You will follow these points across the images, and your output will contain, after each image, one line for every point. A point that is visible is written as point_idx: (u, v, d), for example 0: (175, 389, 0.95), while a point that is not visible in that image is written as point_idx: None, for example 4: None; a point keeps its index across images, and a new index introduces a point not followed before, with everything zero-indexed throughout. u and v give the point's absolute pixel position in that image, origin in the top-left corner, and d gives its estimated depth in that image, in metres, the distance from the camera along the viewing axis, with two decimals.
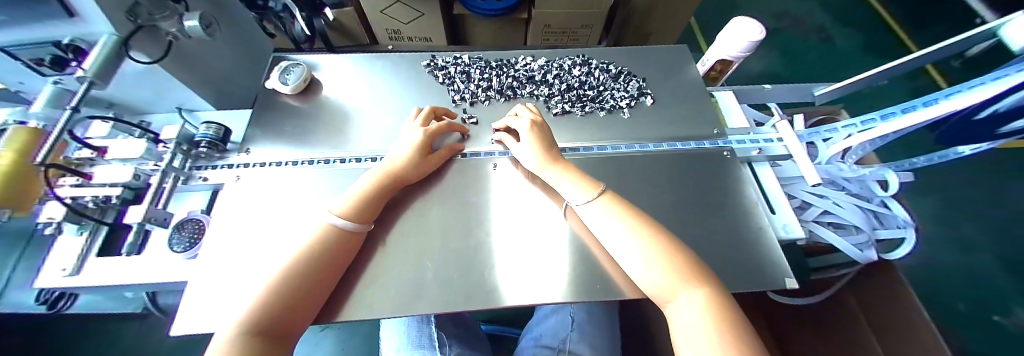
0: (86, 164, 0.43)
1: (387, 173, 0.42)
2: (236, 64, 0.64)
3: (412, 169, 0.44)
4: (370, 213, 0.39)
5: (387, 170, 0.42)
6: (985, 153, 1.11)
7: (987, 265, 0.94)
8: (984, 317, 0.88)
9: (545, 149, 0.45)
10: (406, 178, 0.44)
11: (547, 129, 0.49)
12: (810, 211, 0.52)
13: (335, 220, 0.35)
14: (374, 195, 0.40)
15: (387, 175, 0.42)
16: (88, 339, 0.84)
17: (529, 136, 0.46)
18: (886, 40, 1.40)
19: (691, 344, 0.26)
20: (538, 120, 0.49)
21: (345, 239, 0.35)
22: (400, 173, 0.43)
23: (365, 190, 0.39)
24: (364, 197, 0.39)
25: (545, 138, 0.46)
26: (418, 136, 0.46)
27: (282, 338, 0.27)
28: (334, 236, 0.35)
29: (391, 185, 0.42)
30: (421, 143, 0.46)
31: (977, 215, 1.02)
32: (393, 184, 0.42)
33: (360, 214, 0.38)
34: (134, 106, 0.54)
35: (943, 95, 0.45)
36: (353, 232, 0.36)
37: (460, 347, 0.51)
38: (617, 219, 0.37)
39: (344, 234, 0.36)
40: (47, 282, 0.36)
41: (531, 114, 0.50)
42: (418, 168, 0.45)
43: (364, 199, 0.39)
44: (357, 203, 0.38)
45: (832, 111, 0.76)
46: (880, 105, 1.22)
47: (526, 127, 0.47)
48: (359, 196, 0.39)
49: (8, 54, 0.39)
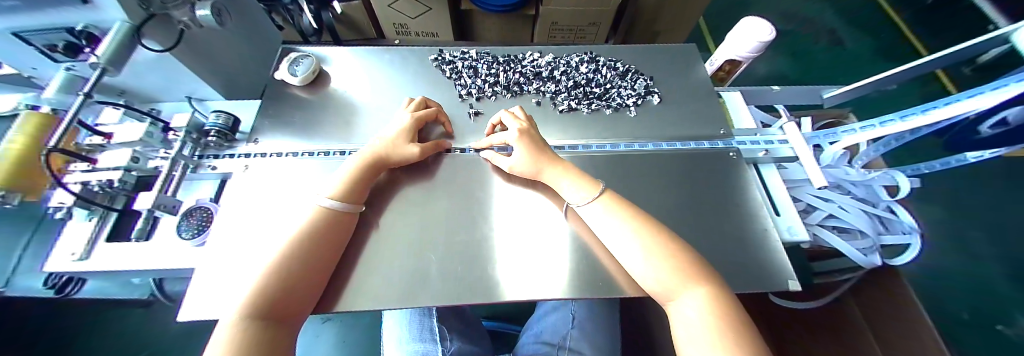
0: (97, 150, 0.43)
1: (374, 154, 0.43)
2: (246, 55, 0.65)
3: (399, 150, 0.45)
4: (359, 193, 0.40)
5: (375, 151, 0.43)
6: (994, 161, 1.10)
7: (990, 275, 0.94)
8: (987, 326, 0.87)
9: (535, 154, 0.45)
10: (391, 160, 0.44)
11: (536, 134, 0.48)
12: (816, 214, 0.52)
13: (326, 202, 0.36)
14: (360, 175, 0.40)
15: (373, 155, 0.43)
16: (94, 325, 0.85)
17: (519, 144, 0.45)
18: (896, 45, 1.39)
19: (694, 342, 0.26)
20: (526, 128, 0.48)
21: (339, 220, 0.36)
22: (386, 155, 0.44)
23: (352, 171, 0.40)
24: (354, 177, 0.40)
25: (535, 143, 0.46)
26: (407, 120, 0.48)
27: (286, 320, 0.28)
28: (328, 218, 0.35)
29: (374, 166, 0.42)
30: (409, 127, 0.48)
31: (981, 224, 1.01)
32: (377, 166, 0.43)
33: (348, 193, 0.38)
34: (144, 95, 0.54)
35: (920, 110, 0.44)
36: (345, 212, 0.37)
37: (460, 342, 0.51)
38: (619, 217, 0.37)
39: (337, 215, 0.36)
40: (57, 265, 0.36)
41: (518, 121, 0.48)
42: (405, 155, 0.45)
43: (351, 181, 0.39)
44: (347, 182, 0.39)
45: (841, 116, 0.76)
46: (888, 109, 1.21)
47: (514, 136, 0.46)
48: (348, 177, 0.39)
49: (21, 39, 0.39)
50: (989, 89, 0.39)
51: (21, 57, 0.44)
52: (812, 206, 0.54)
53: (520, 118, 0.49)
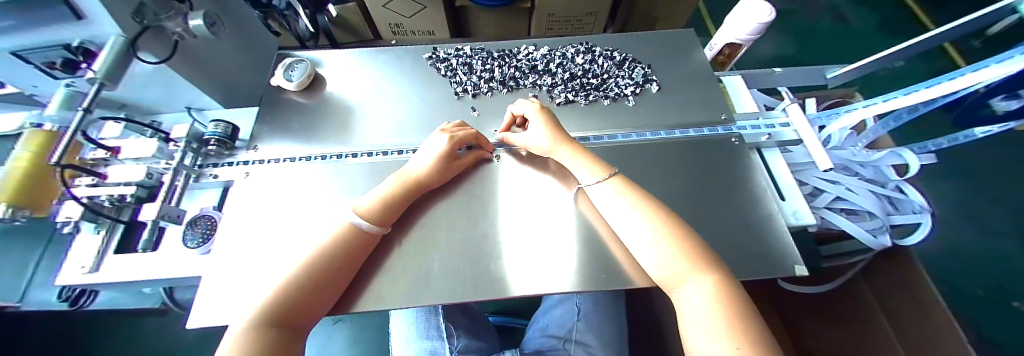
0: (100, 164, 0.44)
1: (412, 179, 0.42)
2: (242, 63, 0.65)
3: (437, 175, 0.44)
4: (390, 214, 0.39)
5: (415, 176, 0.42)
6: (1009, 135, 1.07)
7: (1003, 250, 0.92)
8: (1002, 303, 0.86)
9: (557, 132, 0.45)
10: (428, 184, 0.44)
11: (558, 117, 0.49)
12: (822, 197, 0.51)
13: (355, 220, 0.36)
14: (396, 199, 0.40)
15: (411, 181, 0.42)
16: (107, 335, 0.86)
17: (538, 115, 0.47)
18: (903, 20, 1.36)
19: (699, 328, 0.26)
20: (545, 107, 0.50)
21: (363, 239, 0.36)
22: (424, 179, 0.43)
23: (388, 192, 0.39)
24: (389, 200, 0.39)
25: (557, 123, 0.47)
26: (444, 145, 0.44)
27: (298, 325, 0.28)
28: (354, 236, 0.35)
29: (412, 190, 0.42)
30: (450, 148, 0.44)
31: (992, 202, 0.98)
32: (413, 191, 0.42)
33: (380, 216, 0.38)
34: (144, 107, 0.55)
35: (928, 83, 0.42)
36: (372, 234, 0.37)
37: (469, 338, 0.52)
38: (631, 199, 0.36)
39: (363, 235, 0.36)
40: (69, 278, 0.37)
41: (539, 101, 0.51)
42: (443, 175, 0.45)
43: (386, 205, 0.38)
44: (380, 204, 0.38)
45: (846, 96, 0.74)
46: (896, 87, 1.18)
47: (534, 111, 0.48)
48: (382, 199, 0.38)
49: (20, 58, 0.39)
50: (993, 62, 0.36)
51: (22, 76, 0.45)
52: (818, 189, 0.53)
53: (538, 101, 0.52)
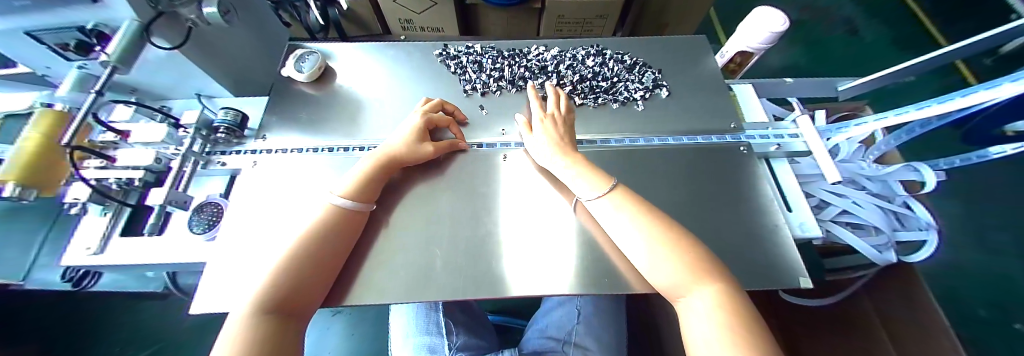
0: (110, 147, 0.44)
1: (386, 155, 0.42)
2: (254, 52, 0.65)
3: (411, 151, 0.44)
4: (370, 193, 0.39)
5: (387, 152, 0.43)
6: (1017, 156, 1.07)
7: (1008, 271, 0.91)
8: (1006, 324, 0.85)
9: (559, 143, 0.45)
10: (403, 160, 0.44)
11: (565, 125, 0.48)
12: (829, 210, 0.51)
13: (337, 201, 0.36)
14: (374, 177, 0.40)
15: (385, 156, 0.42)
16: (107, 320, 0.87)
17: (538, 124, 0.47)
18: (915, 36, 1.35)
19: (705, 339, 0.25)
20: (557, 116, 0.48)
21: (350, 220, 0.36)
22: (399, 155, 0.43)
23: (364, 172, 0.40)
24: (365, 178, 0.39)
25: (563, 134, 0.46)
26: (417, 119, 0.47)
27: (296, 313, 0.28)
28: (339, 217, 0.35)
29: (387, 167, 0.42)
30: (421, 128, 0.46)
31: (999, 222, 0.98)
32: (389, 166, 0.42)
33: (359, 193, 0.38)
34: (154, 92, 0.55)
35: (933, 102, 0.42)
36: (354, 211, 0.37)
37: (467, 335, 0.52)
38: (631, 211, 0.36)
39: (347, 213, 0.36)
40: (73, 259, 0.37)
41: (552, 108, 0.49)
42: (418, 154, 0.45)
43: (364, 182, 0.39)
44: (359, 183, 0.39)
45: (856, 109, 0.74)
46: (906, 102, 1.17)
47: (545, 121, 0.47)
48: (360, 177, 0.39)
49: (34, 38, 0.40)
50: (985, 88, 0.37)
51: (35, 56, 0.45)
52: (825, 201, 0.53)
53: (556, 103, 0.50)
